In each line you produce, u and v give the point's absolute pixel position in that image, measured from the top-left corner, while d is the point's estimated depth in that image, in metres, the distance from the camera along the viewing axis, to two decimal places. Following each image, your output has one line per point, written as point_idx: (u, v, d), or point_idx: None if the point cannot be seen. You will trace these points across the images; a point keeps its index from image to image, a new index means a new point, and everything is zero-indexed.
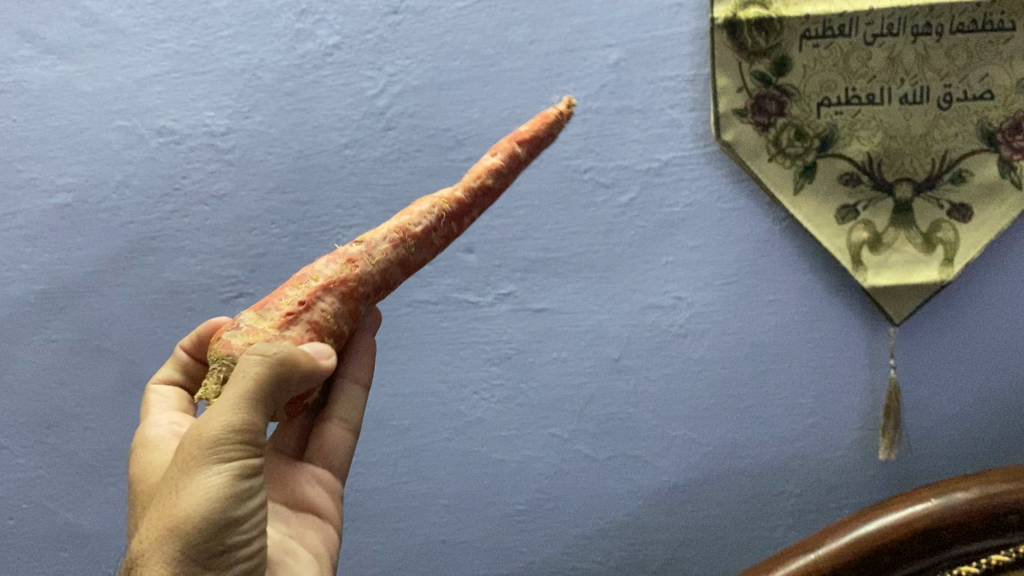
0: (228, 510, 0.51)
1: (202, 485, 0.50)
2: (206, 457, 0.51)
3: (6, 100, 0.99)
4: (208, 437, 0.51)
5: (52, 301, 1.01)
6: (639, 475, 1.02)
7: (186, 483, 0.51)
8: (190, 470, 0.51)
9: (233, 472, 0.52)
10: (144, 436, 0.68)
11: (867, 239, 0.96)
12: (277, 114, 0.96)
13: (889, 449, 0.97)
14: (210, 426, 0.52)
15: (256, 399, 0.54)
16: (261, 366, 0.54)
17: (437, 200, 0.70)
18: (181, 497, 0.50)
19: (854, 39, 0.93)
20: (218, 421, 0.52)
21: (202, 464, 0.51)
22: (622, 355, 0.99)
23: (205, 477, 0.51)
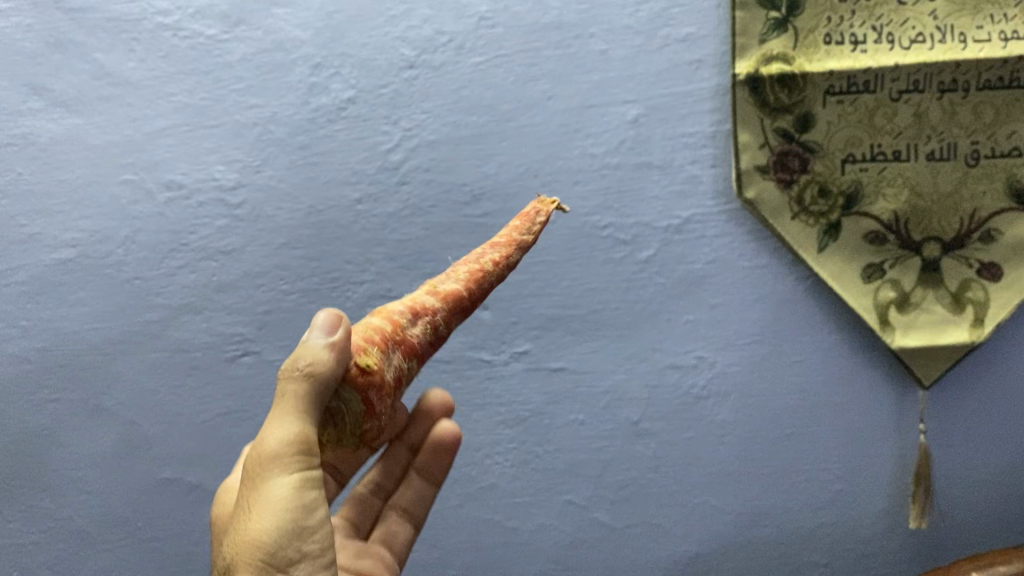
0: (298, 522, 0.45)
1: (272, 503, 0.45)
2: (268, 472, 0.45)
3: (12, 153, 0.96)
4: (267, 453, 0.45)
5: (52, 359, 0.98)
6: (658, 543, 0.99)
7: (256, 503, 0.45)
8: (257, 487, 0.46)
9: (300, 483, 0.46)
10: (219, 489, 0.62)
11: (894, 298, 0.94)
12: (289, 168, 0.94)
13: (920, 518, 0.96)
14: (267, 441, 0.45)
15: (307, 407, 0.46)
16: (299, 376, 0.45)
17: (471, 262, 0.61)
18: (253, 516, 0.45)
19: (879, 95, 0.91)
20: (273, 438, 0.45)
21: (267, 481, 0.45)
22: (641, 418, 0.97)
23: (271, 495, 0.45)
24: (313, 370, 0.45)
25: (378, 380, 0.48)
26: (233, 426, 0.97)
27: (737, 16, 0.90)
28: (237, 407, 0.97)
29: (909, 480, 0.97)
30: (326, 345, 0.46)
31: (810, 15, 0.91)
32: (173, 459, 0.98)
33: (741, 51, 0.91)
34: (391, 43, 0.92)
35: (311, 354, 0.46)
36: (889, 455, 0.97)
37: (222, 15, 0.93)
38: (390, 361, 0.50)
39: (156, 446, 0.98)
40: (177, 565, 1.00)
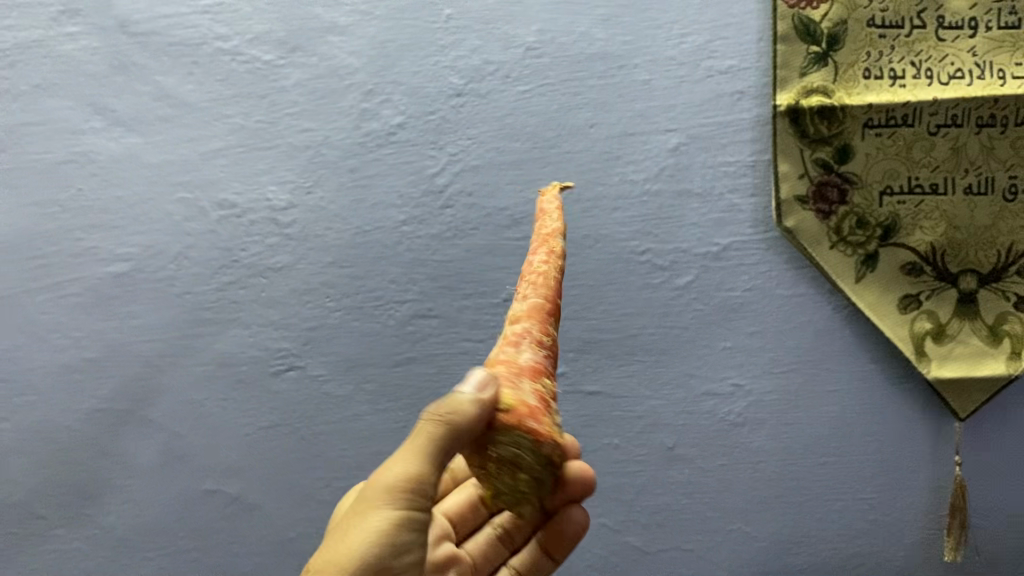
0: (385, 557, 0.49)
1: (368, 528, 0.49)
2: (376, 502, 0.50)
3: (72, 169, 1.00)
4: (383, 483, 0.50)
5: (102, 369, 1.01)
6: (690, 569, 0.99)
7: (357, 521, 0.50)
8: (364, 508, 0.50)
9: (398, 524, 0.50)
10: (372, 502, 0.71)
11: (930, 329, 0.94)
12: (338, 190, 0.97)
13: (954, 551, 0.95)
14: (386, 473, 0.50)
15: (430, 454, 0.50)
16: (433, 424, 0.49)
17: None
18: (350, 533, 0.50)
19: (918, 129, 0.92)
20: (394, 471, 0.50)
21: (374, 508, 0.50)
22: (676, 443, 0.98)
23: (372, 519, 0.50)
24: (454, 415, 0.48)
25: (528, 407, 0.50)
26: (276, 439, 1.00)
27: (778, 50, 0.93)
28: (281, 421, 0.99)
29: (943, 513, 0.97)
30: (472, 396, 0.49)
31: (851, 50, 0.93)
32: (214, 471, 1.01)
33: (782, 84, 0.93)
34: (440, 71, 0.95)
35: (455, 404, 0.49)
36: (923, 487, 0.97)
37: (279, 41, 0.97)
38: (527, 389, 0.52)
39: (198, 457, 1.01)
40: None
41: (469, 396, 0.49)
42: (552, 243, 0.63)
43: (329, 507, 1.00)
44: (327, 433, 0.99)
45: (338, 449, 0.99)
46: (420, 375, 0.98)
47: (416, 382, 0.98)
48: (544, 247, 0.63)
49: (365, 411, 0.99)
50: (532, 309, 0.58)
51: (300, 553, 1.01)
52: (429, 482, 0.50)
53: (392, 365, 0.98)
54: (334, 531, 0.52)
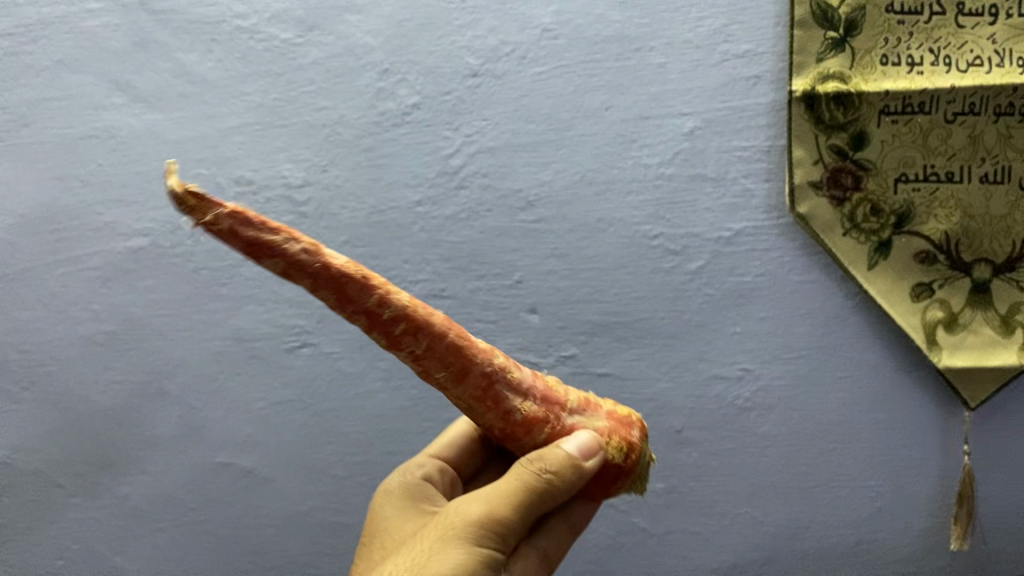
0: None
1: (448, 560, 0.52)
2: (462, 535, 0.53)
3: (93, 144, 1.01)
4: (469, 518, 0.54)
5: (120, 341, 1.03)
6: (696, 551, 1.00)
7: (437, 554, 0.53)
8: (446, 542, 0.53)
9: (483, 560, 0.52)
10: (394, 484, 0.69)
11: (942, 318, 0.94)
12: (354, 169, 0.98)
13: (961, 540, 0.95)
14: (472, 513, 0.54)
15: (521, 499, 0.54)
16: (529, 472, 0.55)
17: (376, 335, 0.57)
18: (429, 564, 0.52)
19: (934, 117, 0.92)
20: (478, 508, 0.54)
21: (456, 541, 0.53)
22: (684, 427, 0.98)
23: (454, 553, 0.52)
24: (569, 476, 0.55)
25: (620, 437, 0.60)
26: (289, 414, 1.01)
27: (796, 34, 0.92)
28: (294, 396, 1.01)
29: (952, 502, 0.97)
30: (581, 463, 0.55)
31: (868, 36, 0.92)
32: (228, 445, 1.02)
33: (798, 69, 0.93)
34: (456, 51, 0.96)
35: (562, 467, 0.55)
36: (930, 475, 0.97)
37: (297, 20, 0.97)
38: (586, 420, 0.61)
39: (213, 431, 1.02)
40: (228, 548, 1.04)
41: (577, 458, 0.56)
42: (351, 274, 0.53)
43: (340, 482, 1.01)
44: (339, 410, 1.00)
45: (350, 425, 1.00)
46: None
47: None
48: (359, 288, 0.54)
49: (377, 388, 1.00)
50: (462, 359, 0.57)
51: (311, 527, 1.03)
52: (509, 531, 0.54)
53: None
54: (406, 559, 0.54)
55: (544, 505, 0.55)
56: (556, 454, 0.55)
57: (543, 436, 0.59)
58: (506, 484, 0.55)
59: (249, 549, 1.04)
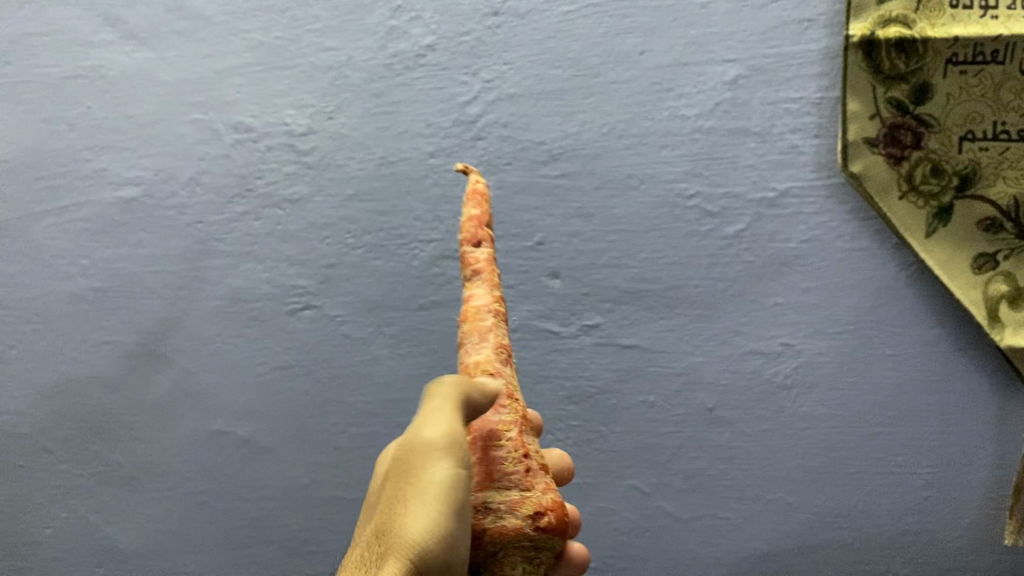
0: (448, 515, 0.46)
1: (421, 495, 0.47)
2: (420, 466, 0.47)
3: (83, 86, 0.95)
4: (421, 448, 0.48)
5: (110, 299, 0.96)
6: (725, 539, 0.91)
7: (410, 492, 0.47)
8: (410, 476, 0.48)
9: (453, 480, 0.47)
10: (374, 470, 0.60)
11: (1006, 292, 0.84)
12: (362, 116, 0.91)
13: (1016, 534, 0.86)
14: (421, 440, 0.48)
15: (453, 414, 0.49)
16: (443, 390, 0.50)
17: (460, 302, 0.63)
18: (406, 507, 0.47)
19: (1009, 67, 0.81)
20: (421, 436, 0.48)
21: (421, 472, 0.47)
22: (716, 405, 0.90)
23: (424, 484, 0.47)
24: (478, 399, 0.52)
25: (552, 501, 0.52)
26: (290, 380, 0.94)
27: None
28: (295, 361, 0.94)
29: (1008, 493, 0.87)
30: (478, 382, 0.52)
31: None
32: (225, 412, 0.95)
33: (856, 12, 0.83)
34: None
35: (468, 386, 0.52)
36: (987, 462, 0.88)
37: None
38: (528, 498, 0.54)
39: (208, 396, 0.96)
40: (222, 521, 0.98)
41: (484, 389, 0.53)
42: None
43: (341, 455, 0.94)
44: (343, 377, 0.93)
45: (354, 393, 0.93)
46: (444, 320, 0.90)
47: (438, 325, 0.91)
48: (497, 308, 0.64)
49: (384, 355, 0.92)
50: None
51: (312, 501, 0.95)
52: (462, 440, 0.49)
53: (415, 309, 0.91)
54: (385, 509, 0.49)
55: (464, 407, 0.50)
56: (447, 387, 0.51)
57: (535, 451, 0.54)
58: (447, 400, 0.50)
59: (245, 523, 0.97)
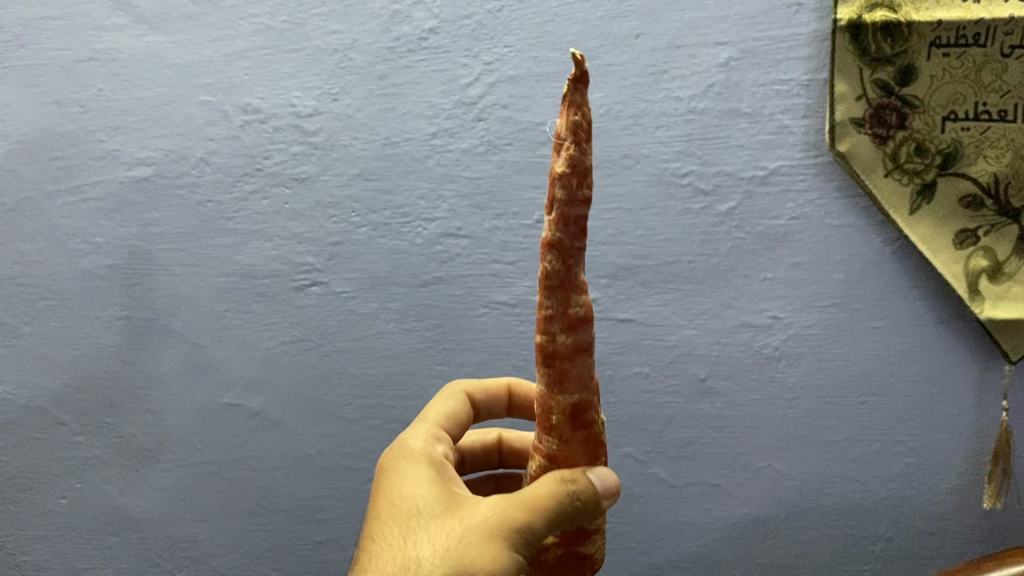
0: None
1: (486, 556, 0.51)
2: (499, 532, 0.52)
3: (95, 68, 0.98)
4: (509, 521, 0.52)
5: (123, 276, 0.99)
6: (716, 504, 0.95)
7: (476, 543, 0.52)
8: (484, 533, 0.52)
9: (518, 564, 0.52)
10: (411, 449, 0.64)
11: (986, 267, 0.88)
12: (366, 98, 0.94)
13: (994, 499, 0.89)
14: (513, 513, 0.52)
15: (558, 517, 0.53)
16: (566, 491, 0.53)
17: (559, 290, 0.54)
18: (467, 554, 0.51)
19: (990, 50, 0.84)
20: (517, 510, 0.52)
21: (496, 537, 0.52)
22: (708, 375, 0.94)
23: (493, 550, 0.51)
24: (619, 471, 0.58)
25: None
26: (298, 354, 0.97)
27: None
28: (303, 336, 0.97)
29: (985, 460, 0.91)
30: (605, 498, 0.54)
31: None
32: (235, 385, 0.99)
33: None
34: None
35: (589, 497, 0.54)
36: (966, 429, 0.91)
37: None
38: None
39: (218, 370, 0.99)
40: (233, 490, 1.01)
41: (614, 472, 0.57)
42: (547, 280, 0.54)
43: (348, 425, 0.98)
44: (349, 351, 0.97)
45: (360, 366, 0.97)
46: (447, 296, 0.95)
47: (441, 301, 0.95)
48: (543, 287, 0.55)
49: (389, 330, 0.96)
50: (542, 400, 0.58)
51: (319, 470, 0.99)
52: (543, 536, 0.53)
53: (419, 285, 0.95)
54: (440, 535, 0.53)
55: (570, 520, 0.54)
56: (591, 483, 0.54)
57: None
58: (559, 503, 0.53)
59: (255, 492, 1.01)
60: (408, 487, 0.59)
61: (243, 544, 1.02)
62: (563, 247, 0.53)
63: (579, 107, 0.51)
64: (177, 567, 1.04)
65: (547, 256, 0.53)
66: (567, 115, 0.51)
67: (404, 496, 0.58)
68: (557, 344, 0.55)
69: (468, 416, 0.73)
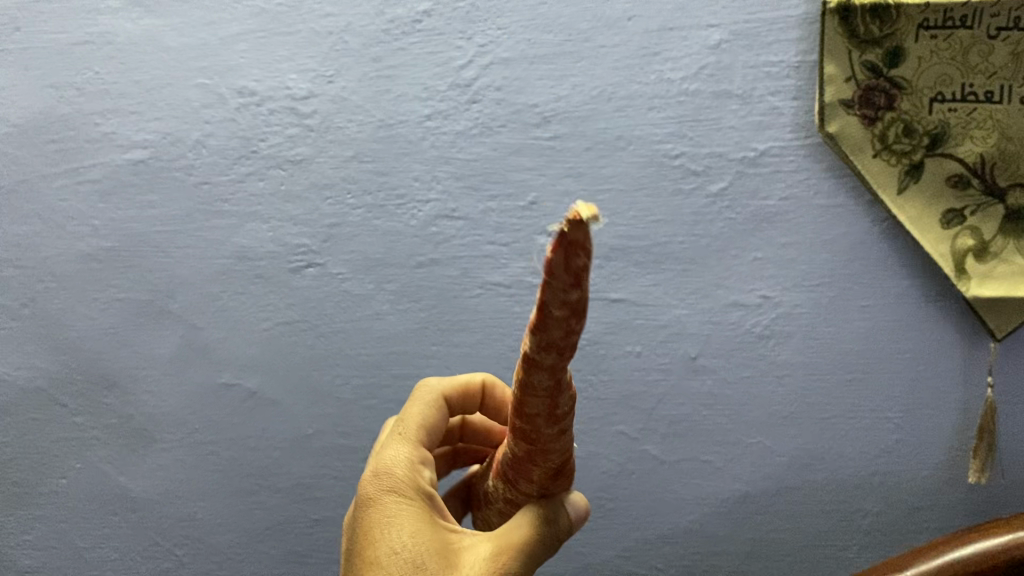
0: None
1: None
2: None
3: (90, 51, 0.98)
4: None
5: (121, 258, 1.00)
6: (707, 480, 0.97)
7: None
8: None
9: None
10: (391, 473, 0.61)
11: (972, 246, 0.90)
12: (361, 80, 0.95)
13: (979, 473, 0.91)
14: (509, 567, 0.55)
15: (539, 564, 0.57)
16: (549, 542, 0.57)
17: (543, 389, 0.53)
18: None
19: (977, 32, 0.85)
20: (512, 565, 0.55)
21: None
22: (699, 354, 0.95)
23: None
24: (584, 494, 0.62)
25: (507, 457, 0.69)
26: (294, 335, 0.99)
27: None
28: (300, 317, 0.98)
29: (971, 435, 0.93)
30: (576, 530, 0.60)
31: None
32: (233, 366, 1.00)
33: None
34: None
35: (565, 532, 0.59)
36: (952, 406, 0.93)
37: None
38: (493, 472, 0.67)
39: (216, 351, 1.00)
40: (232, 469, 1.03)
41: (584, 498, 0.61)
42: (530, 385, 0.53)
43: (345, 405, 0.99)
44: (346, 331, 0.98)
45: (356, 346, 0.98)
46: (442, 277, 0.96)
47: (436, 282, 0.96)
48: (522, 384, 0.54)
49: (385, 311, 0.97)
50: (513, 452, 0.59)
51: (317, 450, 1.00)
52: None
53: (414, 266, 0.96)
54: None
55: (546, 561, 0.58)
56: (569, 520, 0.59)
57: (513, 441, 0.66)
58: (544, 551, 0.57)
59: (254, 471, 1.02)
60: (395, 526, 0.58)
61: (243, 522, 1.04)
62: (550, 368, 0.51)
63: (582, 249, 0.44)
64: (177, 545, 1.05)
65: (533, 363, 0.51)
66: (569, 259, 0.44)
67: (392, 538, 0.57)
68: (538, 424, 0.55)
69: (443, 420, 0.68)
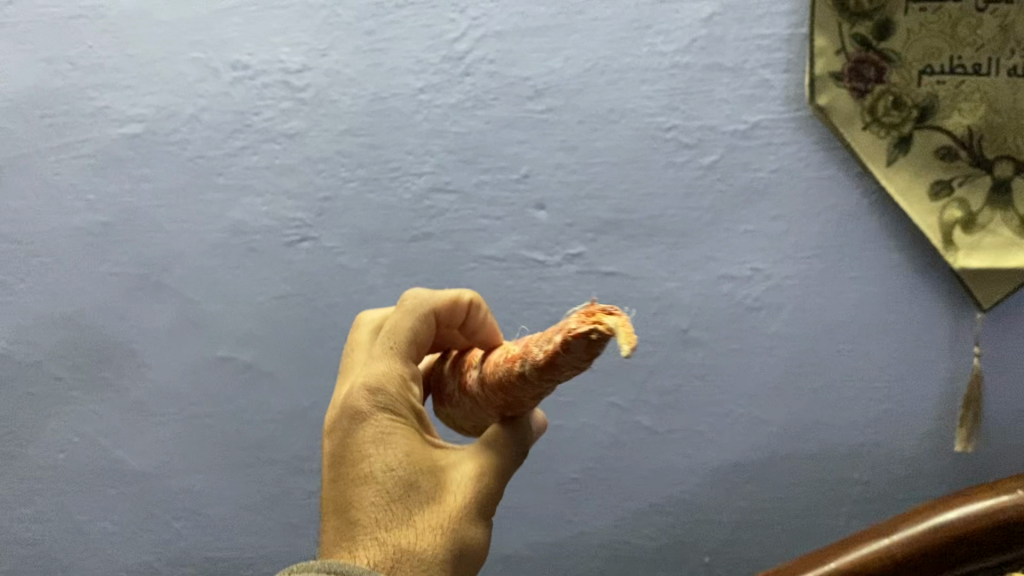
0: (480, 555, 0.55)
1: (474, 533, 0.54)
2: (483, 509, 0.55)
3: (83, 25, 0.98)
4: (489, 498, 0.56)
5: (116, 233, 1.01)
6: (698, 450, 0.99)
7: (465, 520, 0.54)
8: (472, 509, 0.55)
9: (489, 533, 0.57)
10: (385, 387, 0.59)
11: (960, 218, 0.90)
12: (354, 53, 0.95)
13: (965, 442, 0.93)
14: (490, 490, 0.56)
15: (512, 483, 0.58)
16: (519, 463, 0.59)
17: (532, 390, 0.56)
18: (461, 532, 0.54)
19: (964, 5, 0.87)
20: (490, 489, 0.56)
21: (479, 514, 0.55)
22: (691, 326, 0.96)
23: (477, 528, 0.55)
24: None
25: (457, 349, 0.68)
26: (290, 309, 0.99)
27: None
28: (295, 291, 0.99)
29: (957, 405, 0.94)
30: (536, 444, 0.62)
31: None
32: (229, 339, 1.01)
33: None
34: None
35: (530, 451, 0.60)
36: (939, 376, 0.95)
37: None
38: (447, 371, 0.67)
39: (212, 324, 1.01)
40: (228, 442, 1.04)
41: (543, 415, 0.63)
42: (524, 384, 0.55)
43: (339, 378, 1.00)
44: (340, 304, 0.98)
45: (350, 319, 0.98)
46: (436, 251, 0.97)
47: (430, 256, 0.97)
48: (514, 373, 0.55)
49: (379, 285, 0.97)
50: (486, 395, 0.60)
51: (312, 422, 1.01)
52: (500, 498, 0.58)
53: (408, 240, 0.97)
54: (430, 506, 0.55)
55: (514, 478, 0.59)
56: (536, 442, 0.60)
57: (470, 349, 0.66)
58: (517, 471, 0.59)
59: (251, 444, 1.03)
60: (388, 442, 0.57)
61: (239, 494, 1.04)
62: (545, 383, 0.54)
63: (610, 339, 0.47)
64: (173, 518, 1.06)
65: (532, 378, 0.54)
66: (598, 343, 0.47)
67: (385, 456, 0.56)
68: (524, 401, 0.58)
69: (427, 336, 0.62)
